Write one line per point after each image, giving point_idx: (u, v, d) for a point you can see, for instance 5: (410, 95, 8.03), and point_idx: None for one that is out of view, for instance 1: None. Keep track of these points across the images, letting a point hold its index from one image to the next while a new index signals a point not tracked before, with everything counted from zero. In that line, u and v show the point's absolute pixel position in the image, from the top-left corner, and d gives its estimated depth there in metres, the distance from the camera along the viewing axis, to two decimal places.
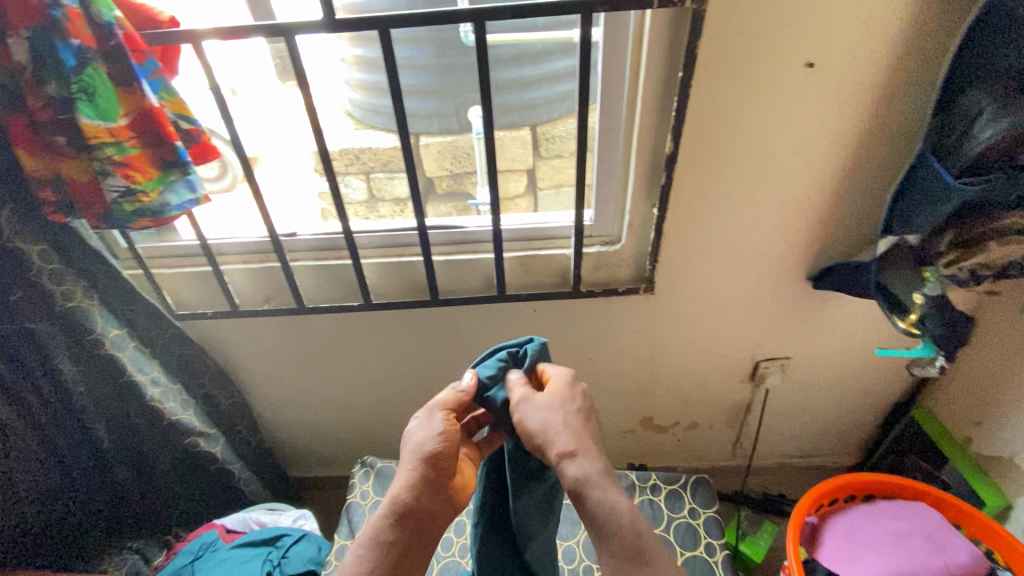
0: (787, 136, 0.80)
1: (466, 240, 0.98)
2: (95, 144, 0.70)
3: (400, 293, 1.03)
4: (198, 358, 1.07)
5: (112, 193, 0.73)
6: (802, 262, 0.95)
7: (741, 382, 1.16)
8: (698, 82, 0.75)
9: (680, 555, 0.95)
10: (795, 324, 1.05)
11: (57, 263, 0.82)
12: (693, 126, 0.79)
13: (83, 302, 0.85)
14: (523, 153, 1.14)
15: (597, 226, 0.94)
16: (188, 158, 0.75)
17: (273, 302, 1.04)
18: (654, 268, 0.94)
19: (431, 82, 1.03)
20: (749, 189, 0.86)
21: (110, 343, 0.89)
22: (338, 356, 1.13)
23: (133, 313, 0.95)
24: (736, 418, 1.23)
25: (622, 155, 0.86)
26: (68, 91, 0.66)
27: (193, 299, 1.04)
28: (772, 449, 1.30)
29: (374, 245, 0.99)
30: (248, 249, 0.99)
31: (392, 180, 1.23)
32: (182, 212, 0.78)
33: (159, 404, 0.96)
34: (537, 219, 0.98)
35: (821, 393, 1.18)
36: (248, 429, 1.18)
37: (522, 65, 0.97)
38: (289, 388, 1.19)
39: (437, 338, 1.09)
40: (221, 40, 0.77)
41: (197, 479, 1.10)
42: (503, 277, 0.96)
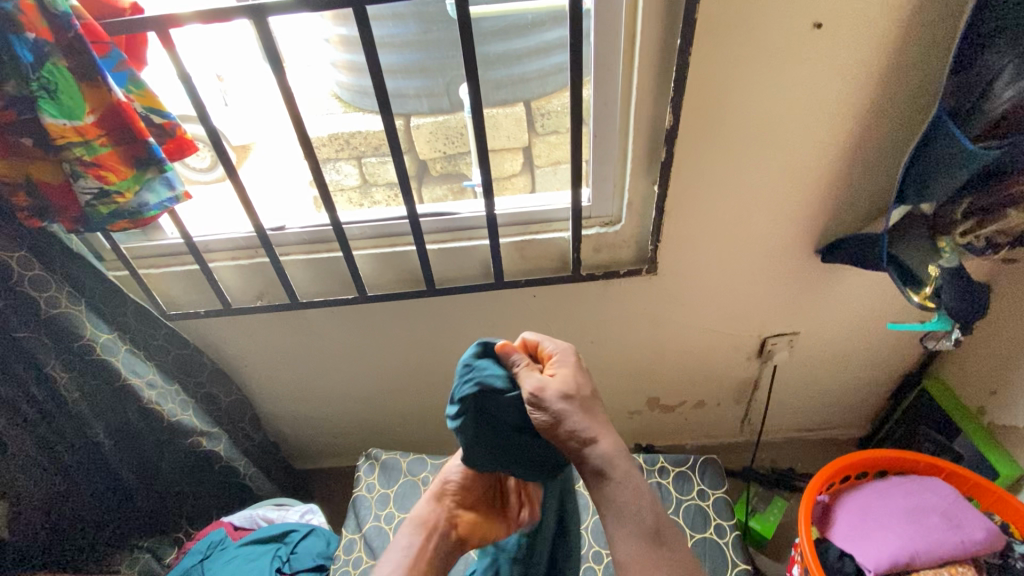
0: (794, 103, 0.76)
1: (460, 226, 0.94)
2: (62, 144, 0.66)
3: (395, 283, 1.00)
4: (195, 357, 1.06)
5: (84, 195, 0.70)
6: (810, 235, 0.91)
7: (748, 358, 1.13)
8: (697, 50, 0.70)
9: (690, 538, 0.94)
10: (803, 298, 1.02)
11: (38, 268, 0.79)
12: (693, 97, 0.75)
13: (69, 307, 0.82)
14: (517, 131, 1.09)
15: (596, 207, 0.90)
16: (162, 154, 0.72)
17: (267, 297, 1.01)
18: (655, 249, 0.91)
19: (416, 59, 0.98)
20: (753, 162, 0.82)
21: (101, 348, 0.87)
22: (337, 349, 1.11)
23: (123, 316, 0.92)
24: (744, 394, 1.21)
25: (619, 131, 0.82)
26: (28, 89, 0.63)
27: (184, 298, 1.02)
28: (781, 424, 1.28)
29: (366, 236, 0.95)
30: (236, 245, 0.96)
31: (384, 164, 1.17)
32: (162, 211, 0.74)
33: (158, 407, 0.94)
34: (533, 202, 0.94)
35: (830, 367, 1.15)
36: (251, 425, 1.17)
37: (511, 37, 0.92)
38: (290, 382, 1.18)
39: (436, 327, 1.07)
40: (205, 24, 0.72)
41: (202, 479, 1.08)
42: (500, 263, 0.93)
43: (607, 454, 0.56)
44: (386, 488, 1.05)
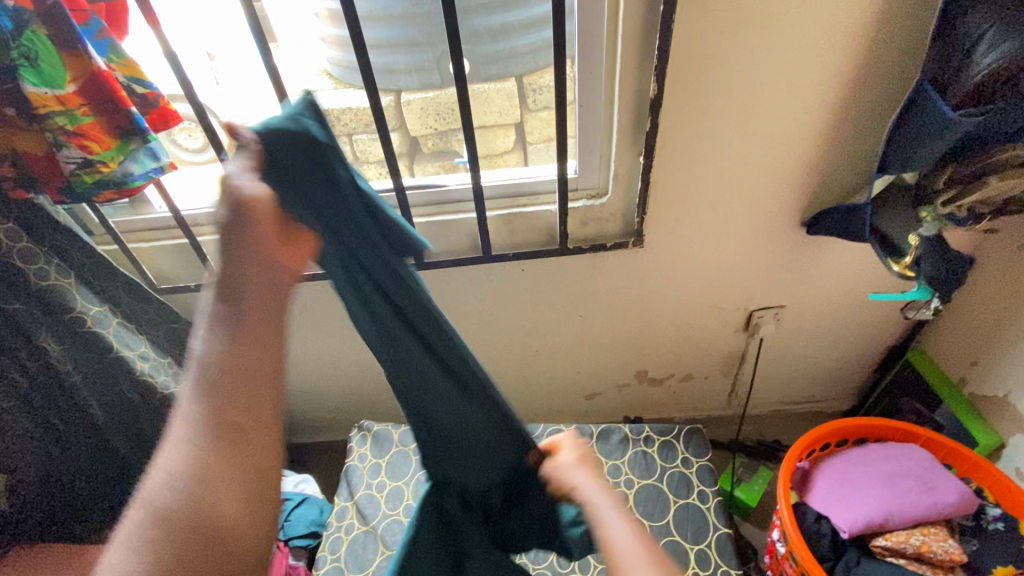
0: (779, 73, 0.75)
1: (447, 200, 0.94)
2: (44, 113, 0.66)
3: None
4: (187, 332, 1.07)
5: (68, 164, 0.70)
6: (795, 207, 0.92)
7: (735, 332, 1.15)
8: (681, 17, 0.70)
9: (673, 503, 0.97)
10: (788, 271, 1.03)
11: (25, 241, 0.80)
12: (677, 67, 0.74)
13: (59, 280, 0.84)
14: (509, 106, 1.09)
15: (582, 179, 0.90)
16: (146, 124, 0.72)
17: None
18: (641, 222, 0.91)
19: (404, 35, 0.97)
20: (737, 131, 0.81)
21: (92, 321, 0.88)
22: (327, 323, 1.12)
23: (113, 289, 0.93)
24: (731, 368, 1.23)
25: (606, 104, 0.81)
26: (9, 58, 0.62)
27: (175, 272, 1.03)
28: (768, 397, 1.30)
29: None
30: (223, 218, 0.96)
31: (375, 141, 1.16)
32: (147, 181, 0.76)
33: (150, 378, 0.97)
34: (520, 175, 0.94)
35: (815, 340, 1.17)
36: (245, 400, 1.19)
37: (500, 11, 0.91)
38: (282, 357, 1.19)
39: None
40: None
41: None
42: (487, 236, 0.93)
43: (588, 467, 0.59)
44: (378, 459, 1.07)
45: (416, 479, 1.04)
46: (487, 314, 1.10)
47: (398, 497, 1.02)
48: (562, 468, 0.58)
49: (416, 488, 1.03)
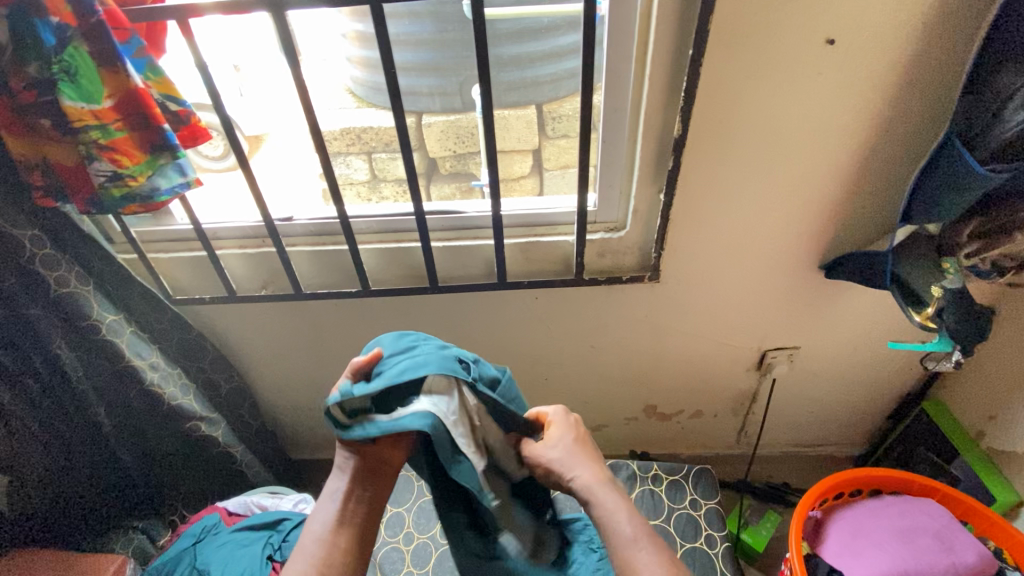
0: (802, 119, 0.76)
1: (465, 226, 0.94)
2: (80, 127, 0.68)
3: (399, 279, 1.01)
4: (198, 342, 1.07)
5: (99, 177, 0.71)
6: (815, 250, 0.91)
7: (747, 371, 1.13)
8: (709, 61, 0.71)
9: (679, 546, 0.94)
10: (804, 314, 1.02)
11: (48, 247, 0.80)
12: (702, 106, 0.75)
13: (78, 288, 0.84)
14: (528, 133, 1.10)
15: (601, 212, 0.91)
16: (176, 140, 0.73)
17: (273, 287, 1.03)
18: (659, 257, 0.91)
19: (430, 58, 0.99)
20: (759, 174, 0.82)
21: (107, 329, 0.88)
22: (337, 340, 1.12)
23: (130, 298, 0.94)
24: (741, 407, 1.21)
25: (629, 138, 0.82)
26: (50, 72, 0.64)
27: (190, 284, 1.03)
28: (778, 438, 1.28)
29: (372, 231, 0.96)
30: (244, 233, 0.97)
31: (394, 160, 1.18)
32: (173, 196, 0.75)
33: (159, 389, 0.96)
34: (539, 205, 0.94)
35: (829, 383, 1.15)
36: (250, 413, 1.19)
37: (526, 40, 0.93)
38: (289, 372, 1.19)
39: (435, 324, 1.07)
40: (224, 15, 0.73)
41: (199, 464, 1.10)
42: (504, 264, 0.93)
43: (587, 483, 0.62)
44: None
45: (418, 505, 1.02)
46: (496, 339, 1.09)
47: (399, 524, 1.00)
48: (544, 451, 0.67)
49: (418, 516, 1.01)
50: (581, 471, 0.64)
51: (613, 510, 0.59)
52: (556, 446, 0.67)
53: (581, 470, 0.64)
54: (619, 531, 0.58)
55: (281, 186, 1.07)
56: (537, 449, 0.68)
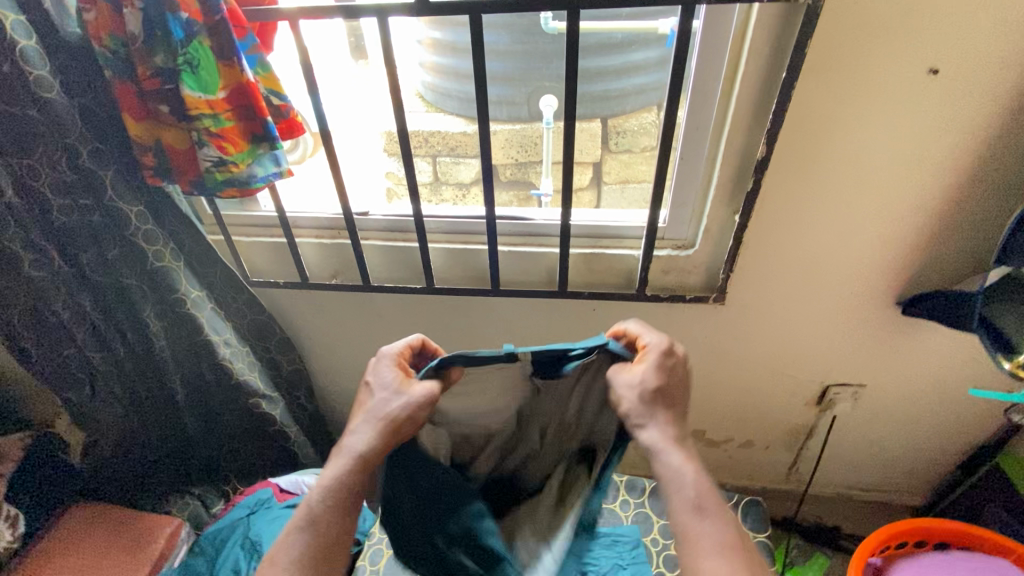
0: (896, 147, 0.74)
1: (533, 233, 0.96)
2: (195, 114, 0.72)
3: (462, 279, 1.03)
4: (267, 323, 1.12)
5: (205, 161, 0.76)
6: (894, 285, 0.88)
7: (805, 405, 1.09)
8: (802, 84, 0.70)
9: None
10: (875, 350, 0.98)
11: (150, 223, 0.87)
12: (790, 131, 0.74)
13: (171, 263, 0.91)
14: (591, 145, 1.14)
15: (670, 229, 0.90)
16: (276, 133, 0.78)
17: (342, 278, 1.07)
18: (727, 278, 0.90)
19: (509, 69, 1.03)
20: (843, 202, 0.79)
21: (191, 303, 0.95)
22: (395, 334, 1.15)
23: (212, 276, 1.00)
24: (795, 441, 1.16)
25: (708, 158, 0.81)
26: (175, 62, 0.70)
27: (266, 267, 1.09)
28: (831, 478, 1.23)
29: (441, 231, 0.99)
30: (321, 224, 1.02)
31: (457, 165, 1.25)
32: (266, 183, 0.81)
33: (229, 364, 1.02)
34: (606, 217, 0.95)
35: (893, 426, 1.09)
36: (306, 396, 1.24)
37: (608, 54, 0.94)
38: (346, 361, 1.23)
39: (491, 327, 1.09)
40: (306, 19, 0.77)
41: (255, 440, 1.15)
42: (567, 272, 0.94)
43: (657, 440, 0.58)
44: None
45: None
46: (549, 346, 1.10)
47: None
48: (624, 389, 0.60)
49: None
50: (658, 426, 0.58)
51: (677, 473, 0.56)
52: (643, 378, 0.60)
53: (653, 423, 0.59)
54: (683, 489, 0.56)
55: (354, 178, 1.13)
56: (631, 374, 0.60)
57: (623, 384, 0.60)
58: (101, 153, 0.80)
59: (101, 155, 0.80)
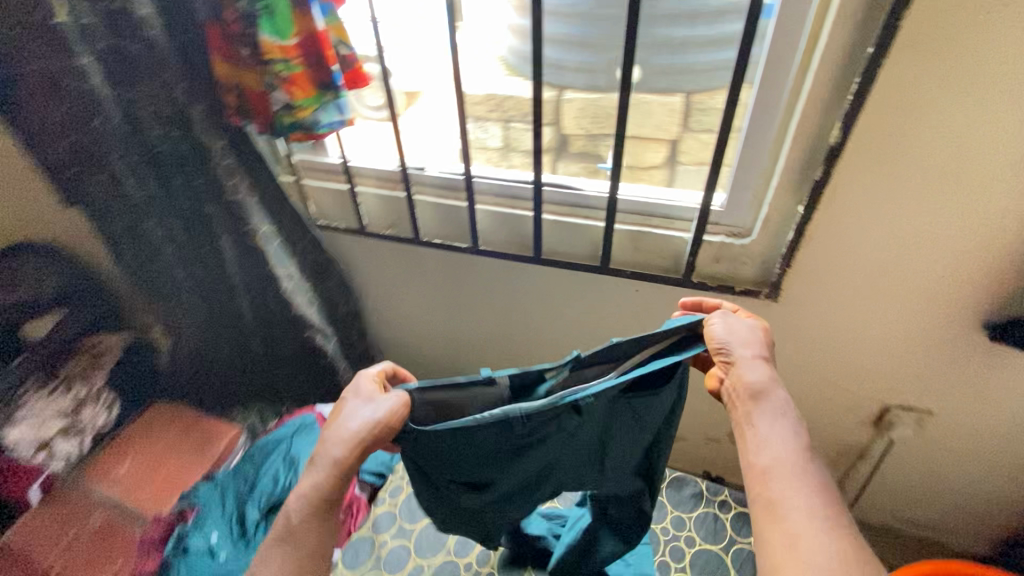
0: (1003, 145, 0.63)
1: (580, 204, 0.94)
2: (269, 59, 0.78)
3: (507, 244, 1.04)
4: (327, 264, 1.21)
5: (277, 105, 0.83)
6: (981, 303, 0.77)
7: (860, 424, 1.00)
8: (891, 64, 0.61)
9: None
10: (950, 375, 0.87)
11: (232, 158, 0.97)
12: (872, 112, 0.65)
13: (245, 196, 1.00)
14: (670, 122, 0.97)
15: (726, 214, 0.84)
16: (340, 82, 0.83)
17: (397, 230, 1.12)
18: (782, 274, 0.83)
19: (588, 33, 0.90)
20: (928, 203, 0.70)
21: (260, 237, 1.05)
22: (442, 290, 1.19)
23: (282, 213, 1.09)
24: (844, 461, 1.08)
25: (774, 139, 0.75)
26: (256, 8, 0.75)
27: (332, 211, 1.17)
28: (881, 508, 1.13)
29: (491, 193, 1.00)
30: (381, 175, 1.06)
31: (529, 132, 1.11)
32: (330, 130, 0.87)
33: (290, 297, 1.13)
34: (659, 195, 0.90)
35: (963, 464, 0.98)
36: (357, 336, 1.33)
37: (693, 23, 0.81)
38: (396, 310, 1.30)
39: (532, 295, 1.10)
40: None
41: (308, 367, 1.27)
42: (610, 248, 0.92)
43: (754, 387, 0.60)
44: None
45: None
46: (588, 322, 1.09)
47: None
48: (729, 335, 0.64)
49: None
50: (754, 370, 0.61)
51: (773, 414, 0.58)
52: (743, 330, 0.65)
53: (755, 370, 0.61)
54: (774, 442, 0.57)
55: (426, 143, 1.09)
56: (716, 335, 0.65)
57: (724, 334, 0.65)
58: (193, 90, 0.89)
59: (191, 91, 0.89)
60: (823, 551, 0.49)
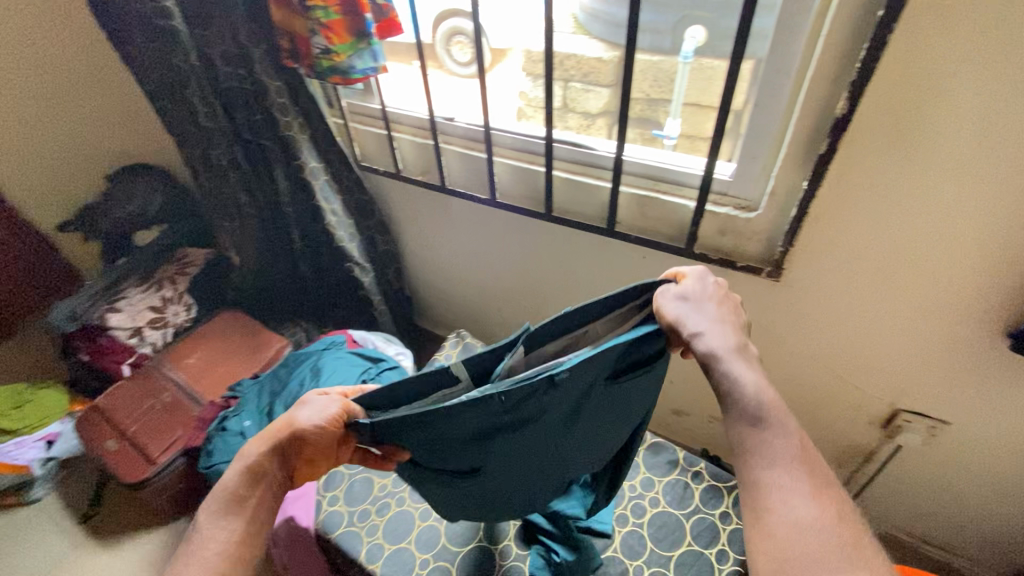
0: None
1: (592, 163, 0.95)
2: (311, 6, 0.86)
3: (525, 199, 1.08)
4: (369, 204, 1.32)
5: (316, 48, 0.91)
6: (1003, 308, 0.70)
7: (867, 424, 0.95)
8: (899, 31, 0.57)
9: (685, 543, 0.87)
10: (966, 384, 0.80)
11: (284, 98, 1.08)
12: (882, 81, 0.61)
13: (295, 134, 1.11)
14: None
15: (734, 185, 0.82)
16: (372, 30, 0.91)
17: (428, 177, 1.20)
18: (785, 253, 0.80)
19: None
20: (941, 189, 0.65)
21: (309, 171, 1.16)
22: (468, 239, 1.26)
23: (331, 153, 1.20)
24: (849, 460, 1.03)
25: (784, 108, 0.71)
26: None
27: (375, 155, 1.26)
28: (887, 516, 1.07)
29: (510, 147, 1.03)
30: (417, 124, 1.13)
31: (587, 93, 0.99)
32: (364, 75, 0.94)
33: (332, 230, 1.23)
34: (671, 159, 0.89)
35: (980, 483, 0.90)
36: (394, 275, 1.45)
37: None
38: (429, 255, 1.40)
39: (547, 252, 1.13)
40: None
41: (348, 297, 1.41)
42: (615, 211, 0.93)
43: (718, 348, 0.55)
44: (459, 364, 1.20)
45: None
46: (598, 284, 1.11)
47: None
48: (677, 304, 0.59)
49: None
50: (717, 334, 0.55)
51: (746, 380, 0.53)
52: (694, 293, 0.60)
53: (716, 333, 0.56)
54: (748, 400, 0.52)
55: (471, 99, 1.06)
56: (670, 305, 0.59)
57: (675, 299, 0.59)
58: (254, 32, 1.00)
59: (254, 35, 0.99)
60: (797, 504, 0.46)
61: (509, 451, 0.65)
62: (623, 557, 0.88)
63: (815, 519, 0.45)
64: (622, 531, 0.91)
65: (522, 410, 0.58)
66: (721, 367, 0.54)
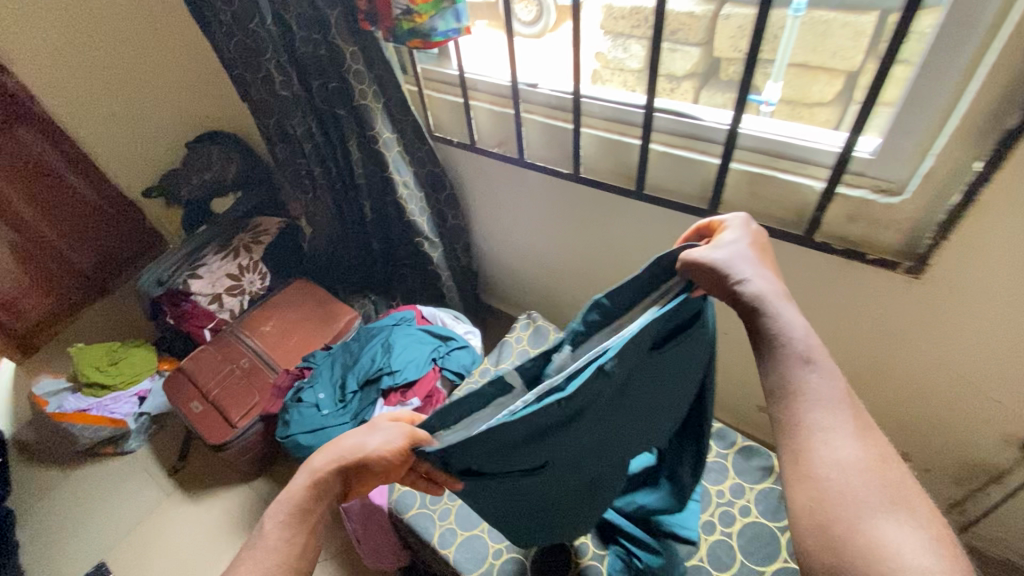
0: None
1: (698, 136, 0.84)
2: None
3: (612, 174, 0.99)
4: (441, 177, 1.25)
5: (397, 9, 0.84)
6: None
7: (1003, 443, 0.83)
8: None
9: (782, 560, 0.80)
10: None
11: (360, 65, 1.01)
12: None
13: (369, 102, 1.05)
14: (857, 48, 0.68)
15: (876, 165, 0.69)
16: None
17: (504, 148, 1.12)
18: (935, 245, 0.68)
19: None
20: None
21: (382, 142, 1.11)
22: (543, 215, 1.19)
23: (404, 123, 1.15)
24: (970, 479, 0.91)
25: (963, 71, 0.57)
26: None
27: (448, 125, 1.18)
28: (1008, 542, 0.95)
29: (600, 115, 0.93)
30: (496, 90, 1.04)
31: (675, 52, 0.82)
32: (446, 38, 0.87)
33: (404, 204, 1.20)
34: (796, 131, 0.76)
35: None
36: (462, 250, 1.40)
37: None
38: (500, 230, 1.33)
39: (631, 233, 1.04)
40: None
41: (416, 272, 1.38)
42: (722, 190, 0.82)
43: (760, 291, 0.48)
44: (531, 347, 1.14)
45: None
46: None
47: None
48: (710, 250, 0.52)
49: None
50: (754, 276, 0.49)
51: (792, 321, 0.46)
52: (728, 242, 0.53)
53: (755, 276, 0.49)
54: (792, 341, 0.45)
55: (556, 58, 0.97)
56: (696, 249, 0.53)
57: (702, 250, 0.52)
58: None
59: None
60: (845, 446, 0.40)
61: (572, 444, 0.59)
62: (709, 568, 0.81)
63: (862, 460, 0.39)
64: (709, 538, 0.84)
65: (577, 404, 0.52)
66: (770, 310, 0.47)
